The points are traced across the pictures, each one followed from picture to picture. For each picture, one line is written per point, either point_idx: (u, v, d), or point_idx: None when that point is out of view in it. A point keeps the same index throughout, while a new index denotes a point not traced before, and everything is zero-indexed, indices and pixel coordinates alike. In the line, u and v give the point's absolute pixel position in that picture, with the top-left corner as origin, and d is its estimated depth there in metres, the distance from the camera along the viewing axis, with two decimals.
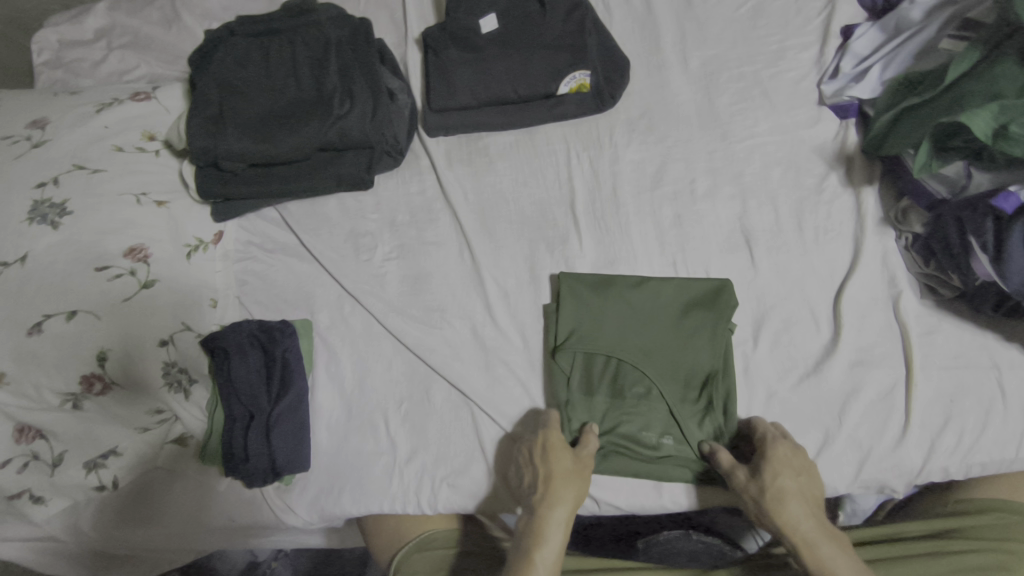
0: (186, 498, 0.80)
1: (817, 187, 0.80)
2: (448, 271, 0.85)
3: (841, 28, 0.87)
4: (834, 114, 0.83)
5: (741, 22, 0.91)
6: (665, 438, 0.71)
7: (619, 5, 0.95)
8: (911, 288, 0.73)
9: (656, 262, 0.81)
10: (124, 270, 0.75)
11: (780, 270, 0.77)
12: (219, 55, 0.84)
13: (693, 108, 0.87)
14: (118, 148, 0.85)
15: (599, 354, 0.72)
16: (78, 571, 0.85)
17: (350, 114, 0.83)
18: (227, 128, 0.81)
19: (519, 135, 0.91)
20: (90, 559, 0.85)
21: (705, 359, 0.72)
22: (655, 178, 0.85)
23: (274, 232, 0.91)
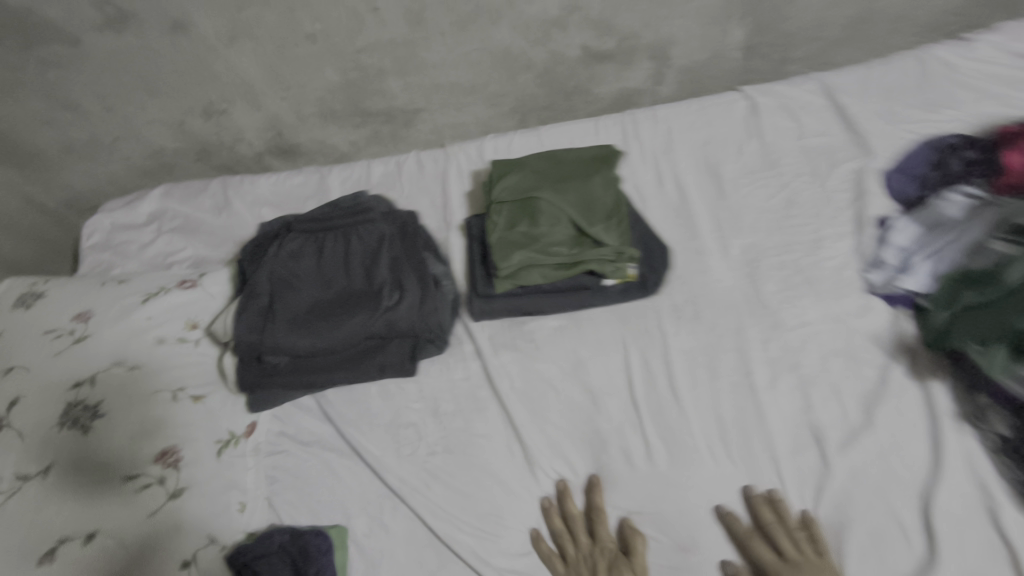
0: None
1: (880, 379, 0.77)
2: (497, 468, 0.80)
3: (874, 216, 0.89)
4: (884, 302, 0.82)
5: (774, 213, 0.95)
6: (559, 251, 0.87)
7: (654, 196, 1.01)
8: (1004, 496, 0.68)
9: (723, 464, 0.75)
10: (154, 479, 0.71)
11: (856, 474, 0.72)
12: (274, 248, 0.86)
13: (740, 295, 0.88)
14: (161, 339, 0.83)
15: (519, 197, 0.94)
16: None
17: (399, 306, 0.83)
18: (275, 321, 0.81)
19: (565, 321, 0.90)
20: None
21: (604, 194, 0.93)
22: (711, 369, 0.82)
23: (311, 424, 0.86)
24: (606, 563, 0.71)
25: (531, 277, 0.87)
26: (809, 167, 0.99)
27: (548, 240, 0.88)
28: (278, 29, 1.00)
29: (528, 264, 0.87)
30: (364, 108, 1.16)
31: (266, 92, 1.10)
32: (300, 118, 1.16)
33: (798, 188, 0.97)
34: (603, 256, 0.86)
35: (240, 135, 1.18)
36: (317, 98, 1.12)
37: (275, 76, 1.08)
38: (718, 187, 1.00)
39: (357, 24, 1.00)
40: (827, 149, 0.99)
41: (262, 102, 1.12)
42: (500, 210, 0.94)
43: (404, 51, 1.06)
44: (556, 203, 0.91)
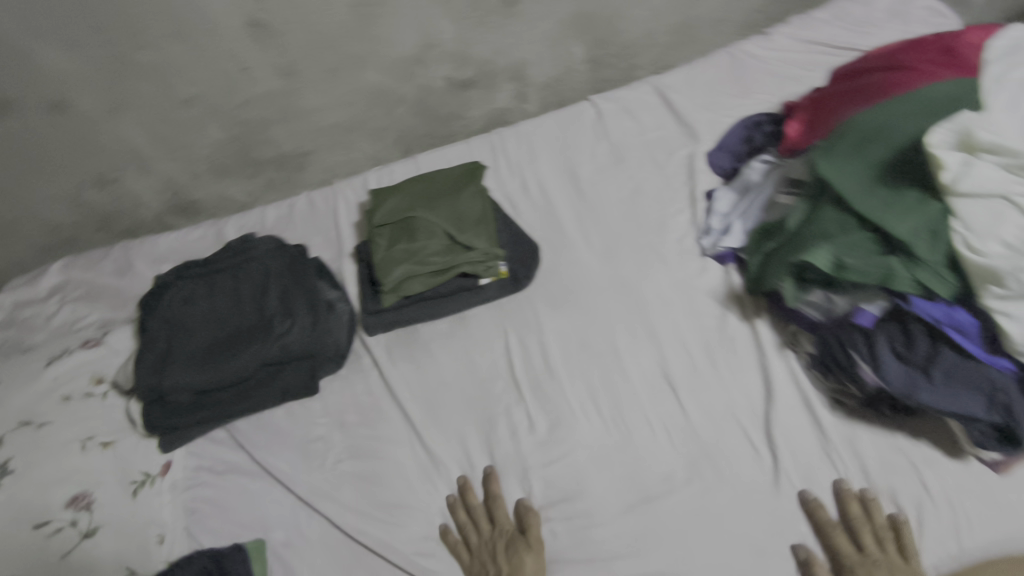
0: None
1: (719, 326, 0.89)
2: (400, 464, 0.87)
3: (703, 192, 1.04)
4: (716, 262, 0.96)
5: (625, 200, 1.07)
6: (435, 260, 0.96)
7: (523, 201, 1.12)
8: (822, 404, 0.80)
9: (595, 422, 0.84)
10: (66, 522, 0.76)
11: (706, 409, 0.82)
12: (167, 298, 0.93)
13: (604, 276, 0.98)
14: (66, 398, 0.87)
15: (396, 219, 1.02)
16: None
17: (291, 331, 0.91)
18: (173, 364, 0.87)
19: (452, 322, 0.99)
20: None
21: (472, 203, 1.03)
22: (582, 344, 0.91)
23: (224, 452, 0.91)
24: (502, 543, 0.77)
25: (413, 287, 0.96)
26: (650, 157, 1.12)
27: (425, 251, 0.97)
28: (155, 97, 1.04)
29: (409, 276, 0.96)
30: (253, 158, 1.21)
31: (156, 157, 1.14)
32: (195, 176, 1.21)
33: (643, 176, 1.10)
34: (473, 258, 0.97)
35: (138, 201, 1.22)
36: (207, 155, 1.17)
37: (162, 141, 1.12)
38: (576, 185, 1.12)
39: (230, 85, 1.06)
40: (663, 140, 1.14)
41: (152, 166, 1.16)
42: (381, 232, 1.02)
43: (282, 101, 1.12)
44: (428, 218, 1.00)
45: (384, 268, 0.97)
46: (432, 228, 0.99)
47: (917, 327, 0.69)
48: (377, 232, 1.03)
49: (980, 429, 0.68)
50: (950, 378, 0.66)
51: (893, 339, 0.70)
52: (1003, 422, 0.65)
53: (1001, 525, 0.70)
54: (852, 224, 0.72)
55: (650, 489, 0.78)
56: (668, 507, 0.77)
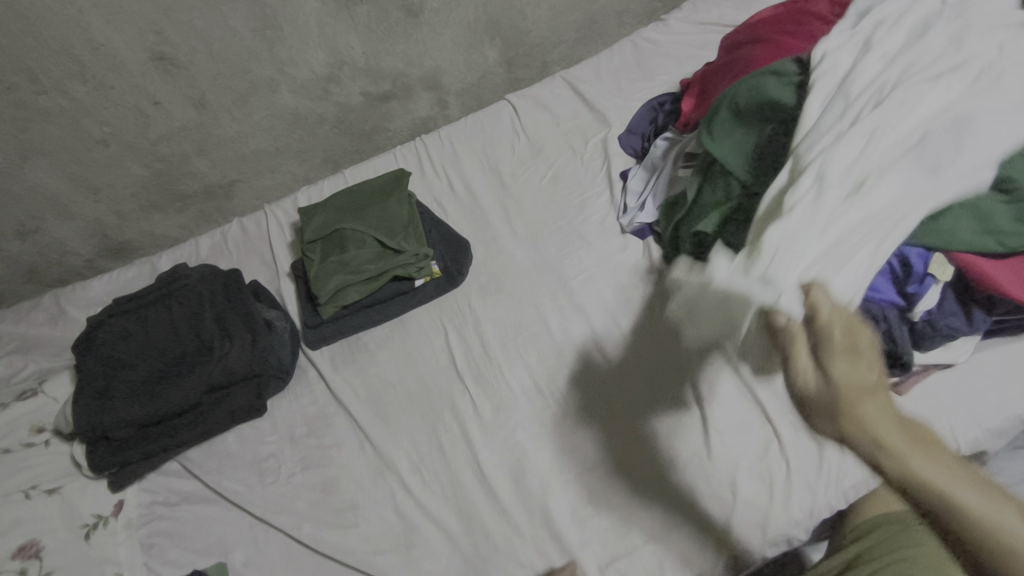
0: None
1: (643, 296, 0.95)
2: (352, 468, 0.89)
3: (619, 172, 1.10)
4: (637, 237, 1.01)
5: (547, 189, 1.12)
6: (369, 267, 0.99)
7: (451, 201, 1.16)
8: None
9: (536, 401, 0.89)
10: (15, 572, 0.76)
11: (637, 372, 0.88)
12: (101, 337, 0.93)
13: (530, 262, 1.03)
14: (5, 451, 0.87)
15: (327, 231, 1.04)
16: None
17: (230, 352, 0.91)
18: (113, 400, 0.87)
19: (392, 326, 1.02)
20: None
21: (400, 208, 1.05)
22: (516, 327, 0.96)
23: (177, 483, 0.92)
24: None
25: (349, 296, 0.98)
26: (567, 146, 1.17)
27: (358, 260, 0.99)
28: (66, 140, 1.03)
29: (343, 286, 0.98)
30: (179, 193, 1.21)
31: (76, 201, 1.13)
32: (121, 217, 1.20)
33: (562, 165, 1.15)
34: (406, 260, 0.99)
35: (64, 247, 1.20)
36: (131, 194, 1.17)
37: (81, 183, 1.11)
38: (500, 181, 1.16)
39: (143, 121, 1.06)
40: (578, 128, 1.20)
41: (74, 211, 1.14)
42: (313, 247, 1.04)
43: (199, 133, 1.12)
44: (359, 228, 1.02)
45: (319, 280, 0.98)
46: (364, 238, 1.01)
47: None
48: (310, 247, 1.04)
49: None
50: None
51: None
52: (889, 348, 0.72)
53: None
54: (740, 189, 0.79)
55: (591, 458, 0.83)
56: (609, 469, 0.81)
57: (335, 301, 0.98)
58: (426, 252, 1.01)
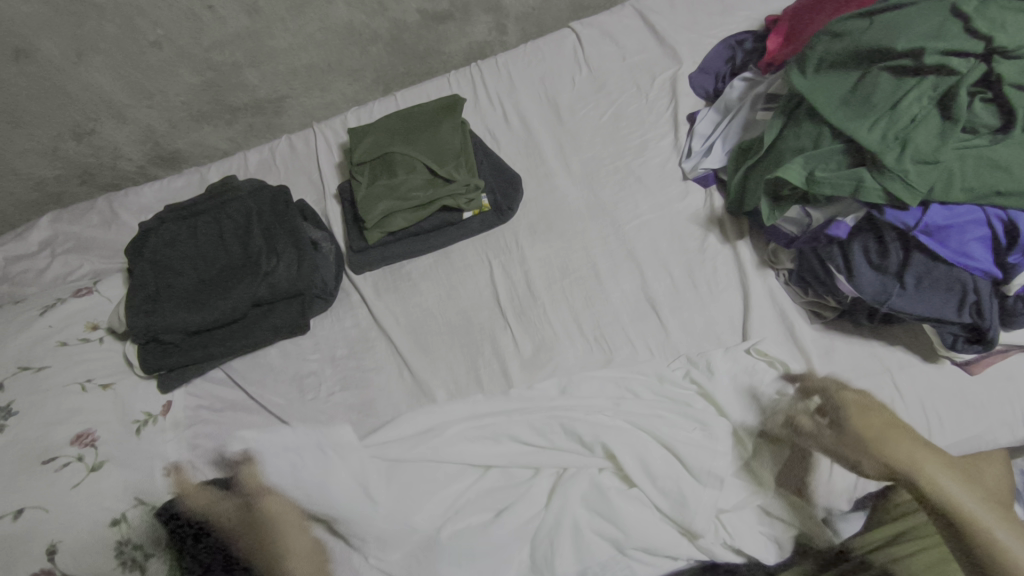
0: None
1: (700, 247, 0.90)
2: (390, 392, 0.90)
3: (686, 115, 1.03)
4: (698, 185, 0.96)
5: (606, 127, 1.07)
6: (418, 194, 0.96)
7: (504, 133, 1.11)
8: (800, 317, 0.82)
9: (579, 344, 0.87)
10: (72, 457, 0.78)
11: (687, 326, 0.85)
12: (151, 242, 0.94)
13: (583, 203, 0.99)
14: (63, 343, 0.89)
15: (377, 154, 1.02)
16: None
17: (278, 270, 0.92)
18: (164, 304, 0.89)
19: (437, 256, 1.00)
20: None
21: (452, 135, 1.02)
22: (563, 269, 0.94)
23: (223, 391, 0.96)
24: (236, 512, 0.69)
25: (397, 222, 0.96)
26: (631, 83, 1.11)
27: (408, 186, 0.97)
28: (120, 40, 1.01)
29: (391, 211, 0.96)
30: (230, 104, 1.19)
31: (130, 104, 1.12)
32: (172, 124, 1.19)
33: (624, 102, 1.09)
34: (456, 189, 0.96)
35: (117, 151, 1.20)
36: (183, 102, 1.15)
37: (135, 86, 1.09)
38: (557, 115, 1.11)
39: (197, 25, 1.03)
40: (646, 64, 1.12)
41: (128, 115, 1.14)
42: (362, 168, 1.02)
43: (252, 42, 1.09)
44: (411, 153, 1.00)
45: (368, 204, 0.97)
46: (415, 163, 0.99)
47: (893, 234, 0.70)
48: (359, 168, 1.02)
49: (950, 330, 0.70)
50: (921, 283, 0.69)
51: (867, 247, 0.71)
52: (972, 321, 0.68)
53: (965, 423, 0.73)
54: (826, 135, 0.73)
55: None
56: None
57: (382, 225, 0.96)
58: (476, 182, 0.97)
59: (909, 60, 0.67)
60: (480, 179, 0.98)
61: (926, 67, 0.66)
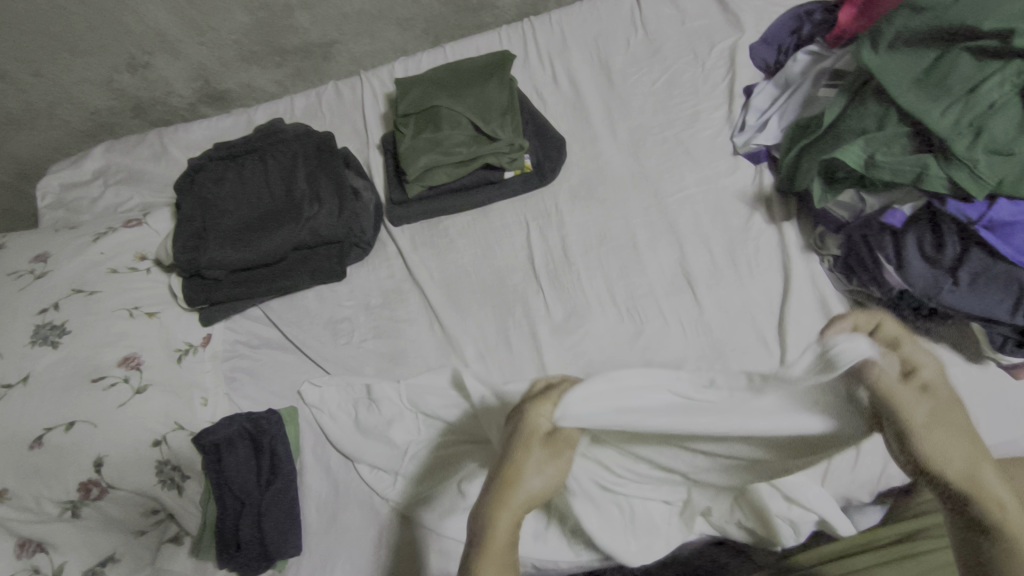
0: None
1: (744, 225, 0.88)
2: (420, 343, 0.92)
3: (743, 88, 1.00)
4: (749, 161, 0.93)
5: (658, 95, 1.04)
6: (462, 150, 0.96)
7: (551, 94, 1.09)
8: (842, 305, 0.79)
9: (610, 313, 0.87)
10: (119, 378, 0.82)
11: (723, 303, 0.83)
12: (201, 179, 0.96)
13: (627, 171, 0.98)
14: (113, 270, 0.93)
15: (423, 106, 1.01)
16: None
17: (318, 216, 0.93)
18: (209, 240, 0.91)
19: (475, 215, 1.00)
20: None
21: (500, 93, 1.01)
22: (601, 236, 0.93)
23: (258, 328, 0.98)
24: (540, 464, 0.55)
25: (438, 177, 0.96)
26: (688, 50, 1.07)
27: (452, 140, 0.97)
28: None
29: (433, 165, 0.96)
30: (280, 47, 1.19)
31: (183, 40, 1.13)
32: (223, 63, 1.20)
33: (679, 70, 1.05)
34: (499, 148, 0.96)
35: (169, 87, 1.22)
36: (235, 41, 1.15)
37: (189, 22, 1.10)
38: (608, 79, 1.08)
39: None
40: (705, 31, 1.07)
41: (181, 51, 1.15)
42: (408, 120, 1.02)
43: None
44: (457, 107, 0.99)
45: (412, 156, 0.96)
46: (461, 119, 0.98)
47: (953, 226, 0.69)
48: (404, 119, 1.02)
49: (1001, 333, 0.67)
50: (976, 281, 0.67)
51: (922, 239, 0.70)
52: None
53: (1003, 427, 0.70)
54: (891, 117, 0.69)
55: None
56: None
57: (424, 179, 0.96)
58: (520, 141, 0.96)
59: (997, 42, 0.63)
60: (525, 140, 0.97)
61: (1013, 51, 0.62)
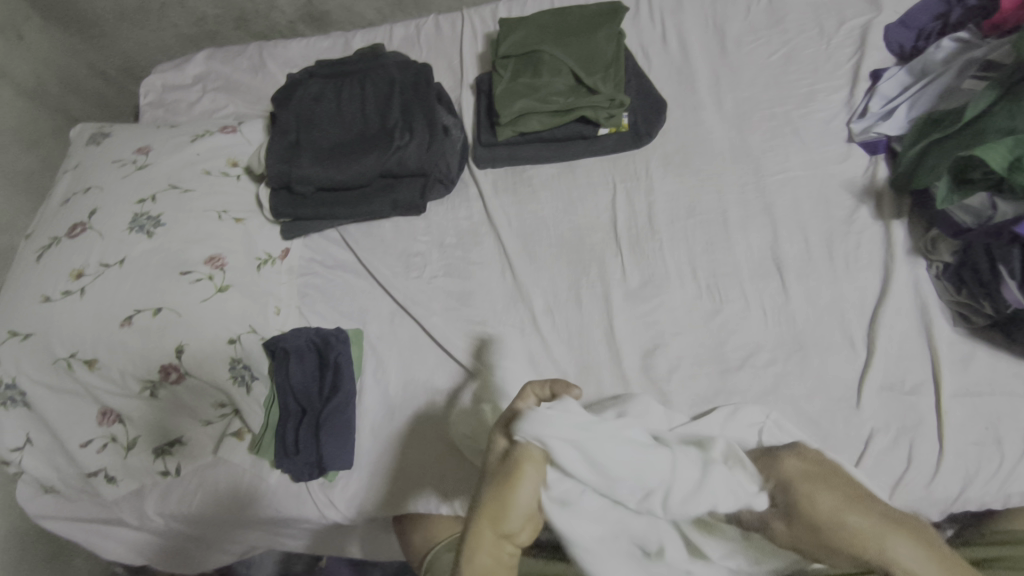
0: (223, 483, 0.85)
1: (847, 218, 0.83)
2: (490, 287, 0.91)
3: (870, 72, 0.93)
4: (864, 150, 0.88)
5: (774, 68, 0.97)
6: (560, 98, 0.93)
7: (658, 53, 1.04)
8: (943, 316, 0.75)
9: (688, 288, 0.84)
10: (203, 275, 0.85)
11: (811, 296, 0.79)
12: (300, 95, 0.98)
13: (728, 144, 0.93)
14: (207, 172, 0.96)
15: (526, 48, 0.98)
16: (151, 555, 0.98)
17: (408, 146, 0.93)
18: (302, 155, 0.93)
19: (562, 168, 0.98)
20: (157, 547, 0.97)
21: (607, 45, 0.97)
22: (690, 208, 0.90)
23: (334, 249, 1.00)
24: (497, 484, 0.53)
25: (531, 123, 0.94)
26: (814, 23, 0.99)
27: (552, 88, 0.94)
28: None
29: (528, 111, 0.93)
30: None
31: None
32: None
33: (801, 44, 0.98)
34: (598, 102, 0.92)
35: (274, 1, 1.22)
36: None
37: None
38: (721, 45, 1.02)
39: None
40: (836, 5, 1.00)
41: None
42: (508, 61, 0.99)
43: None
44: (561, 54, 0.96)
45: (508, 98, 0.94)
46: (564, 66, 0.95)
47: None
48: (504, 60, 0.99)
49: None
50: None
51: None
52: None
53: None
54: None
55: (728, 361, 0.78)
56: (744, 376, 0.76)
57: (518, 124, 0.94)
58: (620, 96, 0.92)
59: None
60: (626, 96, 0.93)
61: None
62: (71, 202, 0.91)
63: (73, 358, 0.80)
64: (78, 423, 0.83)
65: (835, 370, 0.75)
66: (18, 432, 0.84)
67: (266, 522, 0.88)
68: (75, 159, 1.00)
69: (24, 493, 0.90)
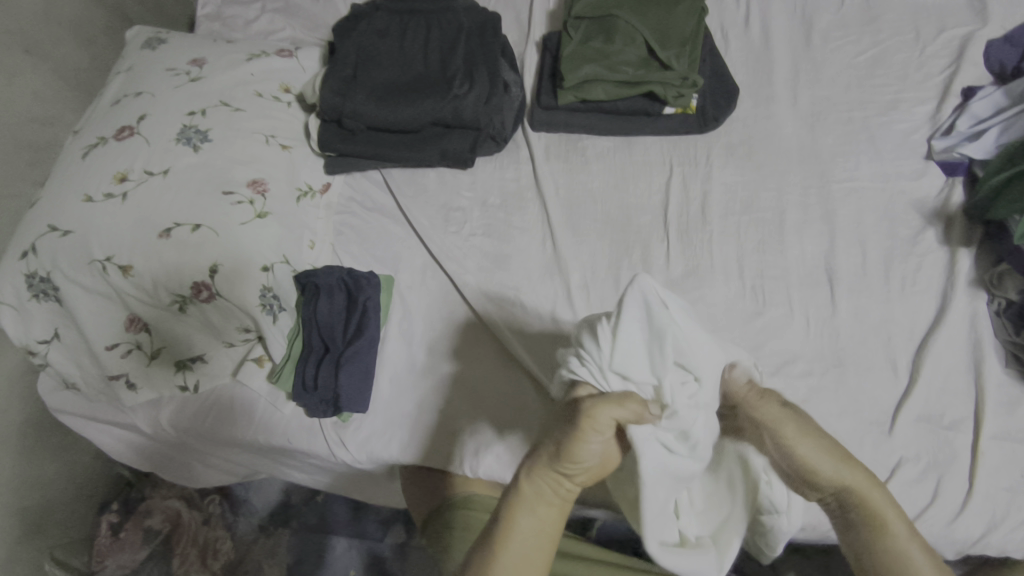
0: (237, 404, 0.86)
1: (911, 239, 0.80)
2: (527, 253, 0.89)
3: (962, 88, 0.87)
4: (941, 170, 0.83)
5: (858, 69, 0.92)
6: (631, 69, 0.89)
7: (737, 36, 0.98)
8: (996, 355, 0.72)
9: (732, 285, 0.81)
10: (245, 198, 0.84)
11: (860, 313, 0.76)
12: (363, 27, 0.95)
13: (796, 142, 0.89)
14: (260, 94, 0.94)
15: (602, 11, 0.93)
16: (156, 462, 1.00)
17: (466, 96, 0.90)
18: (357, 89, 0.90)
19: (619, 143, 0.95)
20: (164, 455, 0.99)
21: (687, 19, 0.92)
22: (746, 204, 0.86)
23: (374, 192, 0.98)
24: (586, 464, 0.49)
25: (596, 91, 0.90)
26: (910, 28, 0.94)
27: (622, 57, 0.90)
28: None
29: (594, 78, 0.89)
30: None
31: None
32: None
33: (892, 48, 0.93)
34: (669, 78, 0.88)
35: None
36: None
37: None
38: (806, 37, 0.96)
39: None
40: (937, 13, 0.94)
41: None
42: (580, 22, 0.94)
43: None
44: (637, 22, 0.91)
45: (576, 61, 0.90)
46: (638, 36, 0.91)
47: None
48: (577, 20, 0.95)
49: None
50: None
51: None
52: None
53: None
54: None
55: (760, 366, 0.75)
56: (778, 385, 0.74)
57: (582, 90, 0.90)
58: (693, 76, 0.88)
59: None
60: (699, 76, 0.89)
61: None
62: (121, 104, 0.90)
63: (108, 261, 0.80)
64: (105, 324, 0.84)
65: (873, 392, 0.72)
66: (46, 325, 0.85)
67: (271, 449, 0.89)
68: (128, 61, 0.98)
69: (46, 385, 0.92)
